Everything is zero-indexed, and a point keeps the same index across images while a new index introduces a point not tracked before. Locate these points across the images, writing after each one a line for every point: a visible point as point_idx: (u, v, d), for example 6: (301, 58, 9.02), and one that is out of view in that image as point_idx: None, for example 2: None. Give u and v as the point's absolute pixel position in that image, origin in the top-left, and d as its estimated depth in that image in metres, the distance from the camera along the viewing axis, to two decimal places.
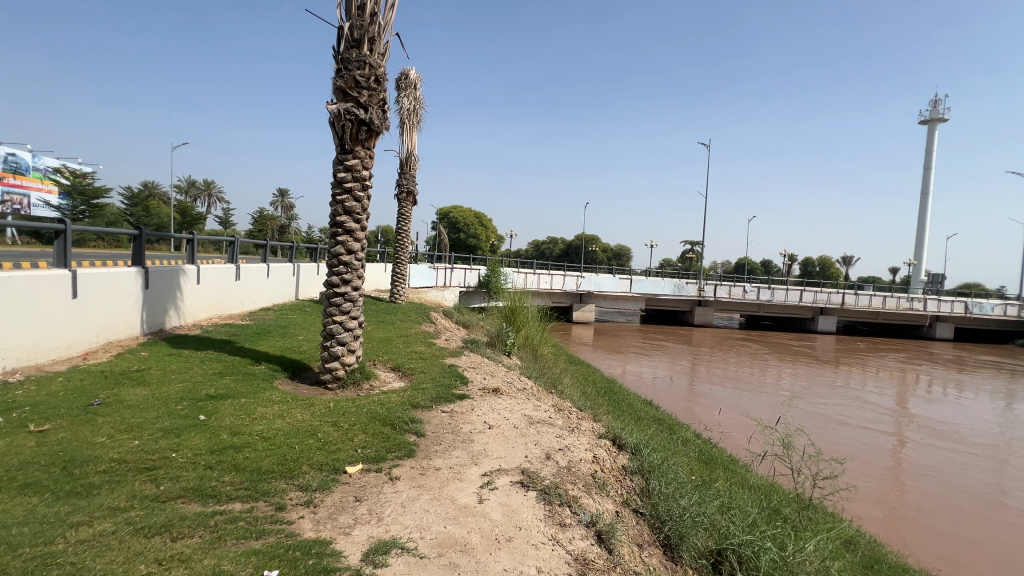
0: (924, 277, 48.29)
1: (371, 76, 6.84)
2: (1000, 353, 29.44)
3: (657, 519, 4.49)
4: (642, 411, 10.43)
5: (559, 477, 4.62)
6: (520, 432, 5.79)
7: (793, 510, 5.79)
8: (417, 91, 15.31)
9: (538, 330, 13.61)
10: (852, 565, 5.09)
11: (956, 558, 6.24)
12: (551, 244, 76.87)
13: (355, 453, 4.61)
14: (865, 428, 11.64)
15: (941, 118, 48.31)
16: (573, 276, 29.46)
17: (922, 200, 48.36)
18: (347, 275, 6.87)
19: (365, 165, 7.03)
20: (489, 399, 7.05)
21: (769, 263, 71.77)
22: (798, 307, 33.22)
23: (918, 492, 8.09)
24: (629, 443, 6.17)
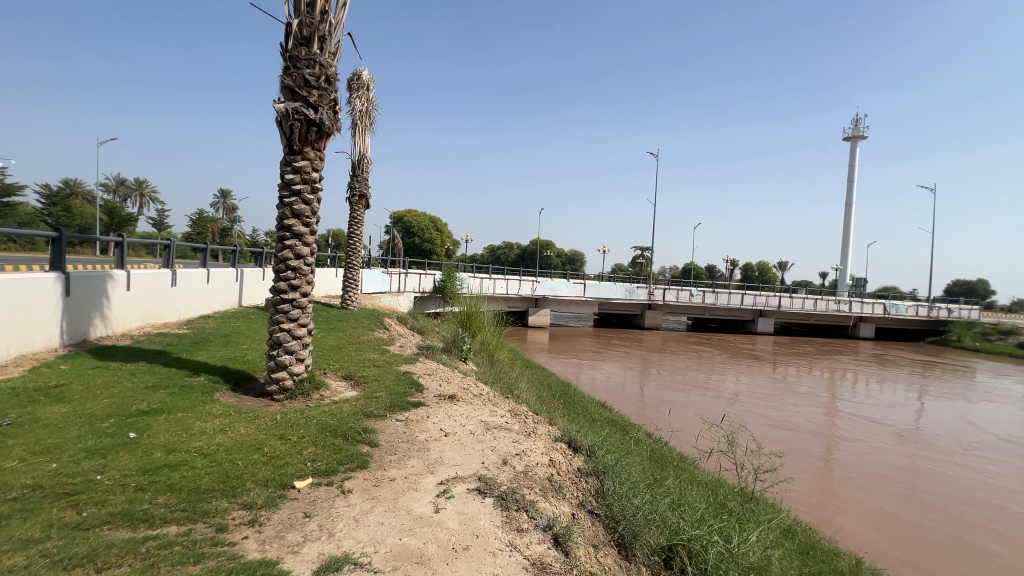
0: (849, 280, 52.36)
1: (321, 76, 6.63)
2: (913, 350, 32.34)
3: (611, 519, 4.58)
4: (596, 414, 10.65)
5: (516, 482, 4.63)
6: (477, 438, 5.76)
7: (737, 503, 6.09)
8: (369, 93, 15.02)
9: (494, 334, 13.59)
10: (790, 552, 5.40)
11: (880, 541, 6.75)
12: (507, 249, 77.31)
13: (305, 467, 4.41)
14: (803, 424, 12.38)
15: (863, 136, 52.55)
16: (529, 281, 29.71)
17: (846, 211, 52.46)
18: (295, 280, 6.60)
19: (315, 166, 6.80)
20: (445, 405, 6.96)
21: (714, 268, 75.56)
22: (740, 309, 35.10)
23: (847, 482, 8.71)
24: (585, 445, 6.28)
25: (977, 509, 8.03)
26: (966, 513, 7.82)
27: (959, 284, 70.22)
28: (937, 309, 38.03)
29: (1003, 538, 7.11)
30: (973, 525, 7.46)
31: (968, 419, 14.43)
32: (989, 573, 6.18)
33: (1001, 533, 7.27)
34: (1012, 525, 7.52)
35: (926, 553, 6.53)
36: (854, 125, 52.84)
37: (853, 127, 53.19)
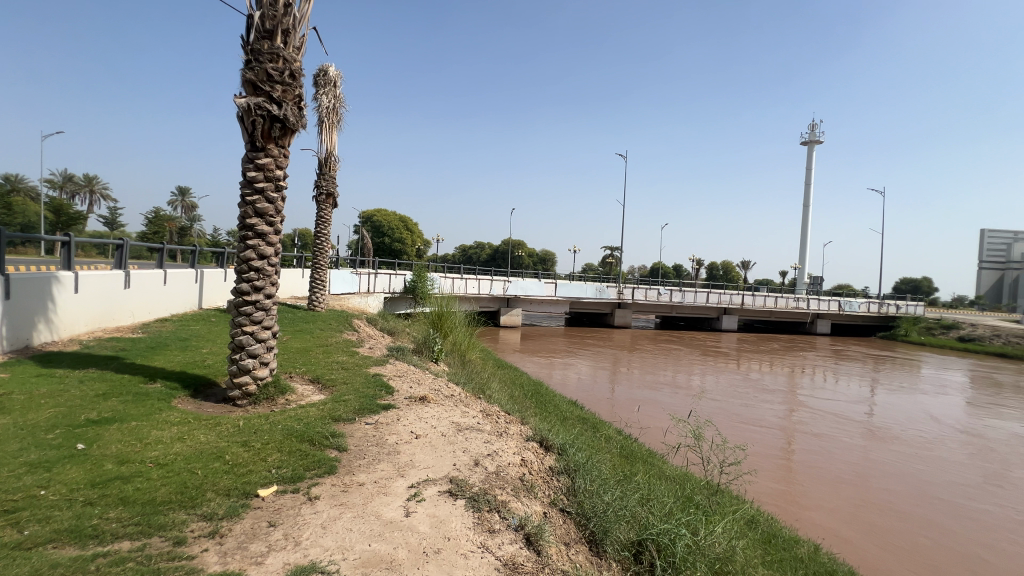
0: (807, 279, 54.66)
1: (285, 71, 6.44)
2: (865, 345, 34.07)
3: (582, 517, 4.62)
4: (567, 412, 10.76)
5: (488, 483, 4.61)
6: (448, 440, 5.71)
7: (704, 496, 6.26)
8: (336, 89, 14.68)
9: (466, 335, 13.51)
10: (754, 541, 5.59)
11: (835, 527, 7.11)
12: (478, 249, 77.08)
13: (269, 474, 4.27)
14: (765, 417, 12.84)
15: (819, 140, 54.93)
16: (500, 281, 29.69)
17: (804, 212, 54.74)
18: (259, 281, 6.38)
19: (279, 164, 6.59)
20: (416, 407, 6.88)
21: (681, 267, 77.59)
22: (705, 307, 36.14)
23: (806, 472, 9.11)
24: (556, 444, 6.33)
25: (923, 494, 8.53)
26: (914, 499, 8.28)
27: (906, 282, 74.47)
28: (887, 305, 40.17)
29: (947, 521, 7.57)
30: (920, 509, 7.91)
31: (915, 409, 15.32)
32: (932, 552, 6.62)
33: (946, 516, 7.73)
34: (955, 509, 8.02)
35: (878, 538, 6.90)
36: (810, 130, 55.18)
37: (809, 132, 55.52)
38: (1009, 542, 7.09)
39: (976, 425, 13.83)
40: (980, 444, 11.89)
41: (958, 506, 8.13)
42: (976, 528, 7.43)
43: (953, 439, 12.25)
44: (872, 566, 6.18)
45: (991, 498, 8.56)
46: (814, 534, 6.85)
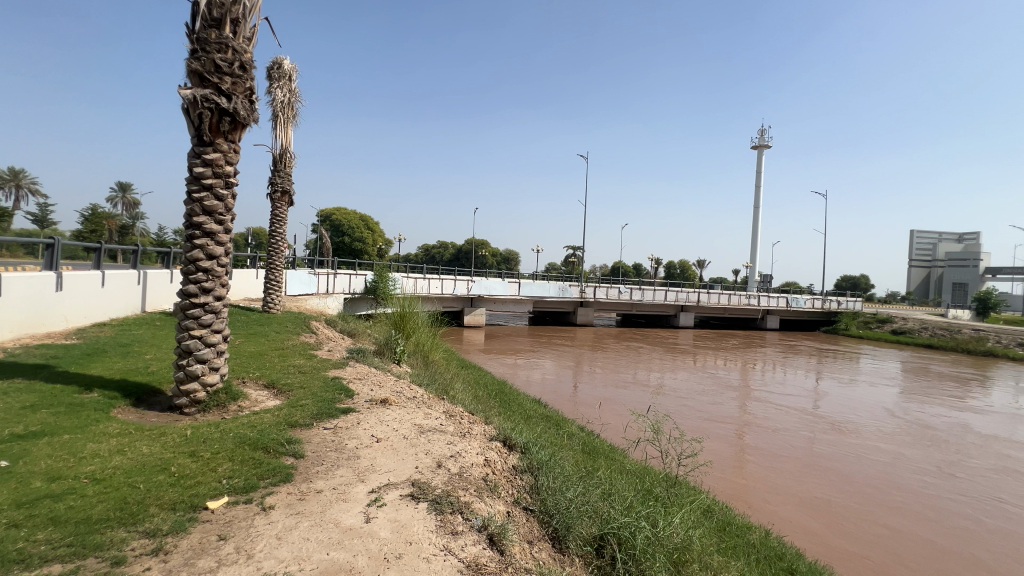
0: (758, 277, 57.34)
1: (235, 62, 6.14)
2: (810, 339, 36.08)
3: (545, 514, 4.67)
4: (531, 410, 10.84)
5: (450, 484, 4.58)
6: (410, 443, 5.62)
7: (663, 488, 6.45)
8: (292, 83, 14.17)
9: (429, 336, 13.33)
10: (709, 530, 5.80)
11: (785, 513, 7.47)
12: (442, 249, 76.42)
13: (220, 485, 4.07)
14: (720, 410, 13.37)
15: (767, 145, 57.68)
16: (464, 280, 29.53)
17: (755, 213, 57.37)
18: (207, 283, 6.06)
19: (228, 159, 6.30)
20: (377, 411, 6.73)
21: (640, 267, 79.64)
22: (664, 305, 37.26)
23: (757, 461, 9.55)
24: (519, 443, 6.35)
25: (863, 478, 9.10)
26: (854, 483, 8.82)
27: (846, 279, 79.47)
28: (829, 301, 42.70)
29: (886, 503, 8.07)
30: (863, 493, 8.40)
31: (854, 399, 16.38)
32: (872, 532, 7.06)
33: (885, 499, 8.24)
34: (892, 491, 8.58)
35: (826, 522, 7.27)
36: (758, 135, 57.86)
37: (759, 136, 58.15)
38: (940, 519, 7.65)
39: (908, 412, 14.94)
40: (912, 429, 12.84)
41: (894, 488, 8.72)
42: (911, 508, 7.97)
43: (887, 426, 13.18)
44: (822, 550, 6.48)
45: (923, 479, 9.23)
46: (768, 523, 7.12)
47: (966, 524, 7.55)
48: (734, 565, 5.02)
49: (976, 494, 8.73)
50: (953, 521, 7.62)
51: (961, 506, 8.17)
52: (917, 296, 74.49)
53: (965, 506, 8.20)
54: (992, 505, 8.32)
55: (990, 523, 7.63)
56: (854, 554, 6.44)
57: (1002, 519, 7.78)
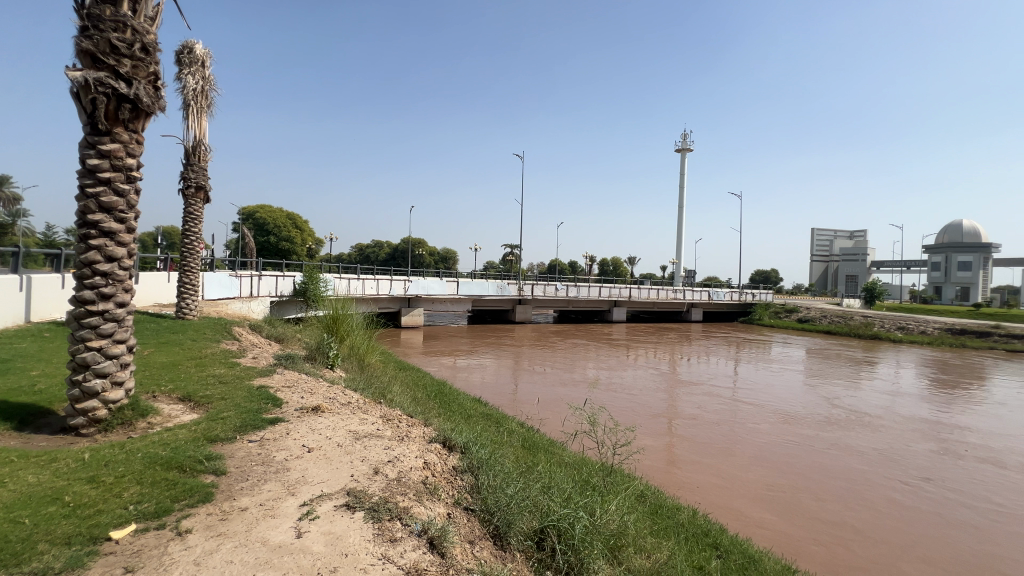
0: (683, 272, 60.99)
1: (135, 43, 5.56)
2: (730, 329, 38.98)
3: (486, 512, 4.67)
4: (471, 409, 10.81)
5: (388, 490, 4.45)
6: (344, 451, 5.39)
7: (599, 478, 6.68)
8: (206, 70, 13.08)
9: (365, 338, 12.86)
10: (642, 514, 6.08)
11: (711, 496, 7.91)
12: (377, 249, 74.13)
13: (126, 511, 3.67)
14: (651, 400, 14.09)
15: (690, 148, 61.16)
16: (400, 280, 28.80)
17: (680, 213, 60.80)
18: (107, 288, 5.44)
19: (130, 151, 5.69)
20: (308, 419, 6.39)
21: (576, 264, 82.07)
22: (598, 301, 38.62)
23: (685, 447, 10.12)
24: (459, 443, 6.30)
25: (779, 457, 9.90)
26: (772, 462, 9.56)
27: (759, 273, 86.82)
28: (745, 294, 46.35)
29: (802, 479, 8.81)
30: (780, 471, 9.12)
31: (768, 383, 17.91)
32: (789, 508, 7.64)
33: (800, 475, 9.00)
34: (804, 467, 9.40)
35: (766, 507, 7.63)
36: (680, 138, 61.29)
37: (681, 141, 61.48)
38: (865, 497, 8.23)
39: (812, 392, 16.61)
40: (817, 409, 14.21)
41: (815, 466, 9.48)
42: (834, 486, 8.62)
43: (796, 406, 14.52)
44: (769, 537, 6.73)
45: (836, 456, 10.15)
46: (716, 513, 7.32)
47: (885, 498, 8.22)
48: (666, 545, 5.31)
49: (875, 464, 9.78)
50: (875, 497, 8.25)
51: (880, 482, 8.90)
52: (818, 287, 83.03)
53: (872, 477, 9.09)
54: (893, 475, 9.29)
55: (889, 491, 8.55)
56: (781, 531, 6.92)
57: (909, 490, 8.61)
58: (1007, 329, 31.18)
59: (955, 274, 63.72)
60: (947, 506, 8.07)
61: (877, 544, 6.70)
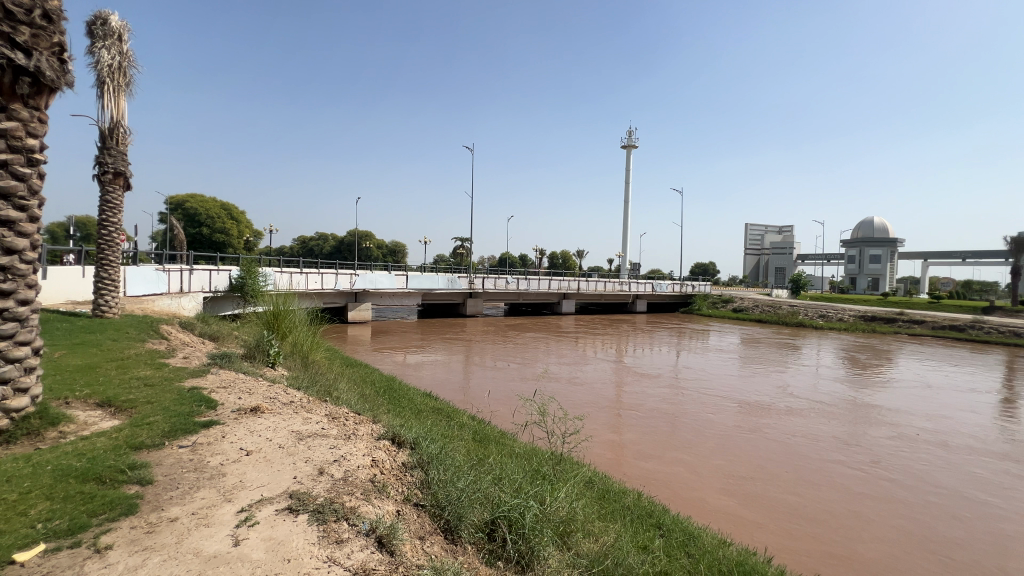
0: (629, 265, 63.11)
1: (35, 8, 4.96)
2: (672, 320, 40.82)
3: (436, 507, 4.64)
4: (421, 405, 10.65)
5: (335, 491, 4.31)
6: (287, 452, 5.15)
7: (550, 467, 6.80)
8: (123, 45, 11.94)
9: (309, 334, 12.31)
10: (590, 499, 6.25)
11: (657, 481, 8.20)
12: (321, 242, 71.25)
13: (34, 531, 3.32)
14: (599, 389, 14.51)
15: (635, 145, 63.02)
16: (346, 274, 27.82)
17: (626, 208, 62.55)
18: (5, 283, 4.85)
19: (31, 129, 5.10)
20: (247, 421, 6.05)
21: (526, 257, 82.92)
22: (548, 293, 39.18)
23: (631, 434, 10.51)
24: (409, 439, 6.19)
25: (717, 441, 10.47)
26: (711, 447, 10.09)
27: (698, 266, 91.47)
28: (686, 285, 48.71)
29: (738, 461, 9.34)
30: (720, 455, 9.63)
31: (707, 370, 18.94)
32: (728, 489, 8.06)
33: (737, 457, 9.55)
34: (740, 450, 9.98)
35: (711, 489, 8.04)
36: (626, 134, 62.80)
37: (627, 137, 63.08)
38: (799, 475, 8.82)
39: (745, 378, 17.75)
40: (749, 393, 15.18)
41: (752, 449, 10.10)
42: (767, 465, 9.23)
43: (731, 391, 15.48)
44: (712, 516, 7.10)
45: (767, 437, 10.90)
46: (661, 496, 7.67)
47: (812, 474, 8.87)
48: (613, 528, 5.50)
49: (803, 443, 10.59)
50: (807, 475, 8.85)
51: (806, 460, 9.63)
52: (750, 279, 88.66)
53: (803, 457, 9.80)
54: (821, 453, 10.06)
55: (814, 467, 9.26)
56: (721, 512, 7.28)
57: (835, 466, 9.33)
58: (910, 315, 34.74)
59: (867, 266, 70.16)
60: (862, 478, 8.87)
61: (810, 518, 7.19)
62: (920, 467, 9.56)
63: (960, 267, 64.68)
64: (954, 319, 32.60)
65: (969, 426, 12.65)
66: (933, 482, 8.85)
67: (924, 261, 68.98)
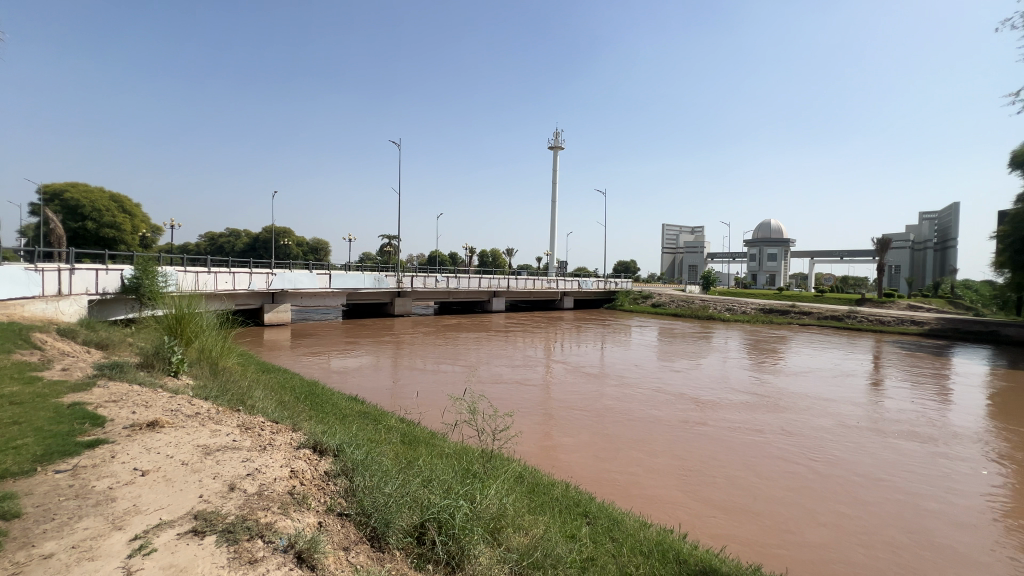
0: (557, 263, 64.83)
1: None
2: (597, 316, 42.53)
3: (362, 515, 4.46)
4: (345, 409, 10.20)
5: (248, 507, 3.99)
6: (191, 469, 4.68)
7: (480, 465, 6.80)
8: None
9: (218, 338, 11.28)
10: (521, 494, 6.35)
11: (585, 472, 8.50)
12: (232, 238, 65.77)
13: None
14: (529, 386, 14.77)
15: (561, 147, 64.65)
16: (262, 273, 25.89)
17: (553, 206, 63.95)
18: None
19: None
20: (142, 437, 5.43)
21: (455, 255, 82.31)
22: (478, 292, 39.16)
23: (558, 428, 10.83)
24: (332, 445, 5.90)
25: (639, 431, 11.07)
26: (634, 437, 10.60)
27: (621, 264, 96.19)
28: (609, 282, 51.04)
29: (659, 449, 9.91)
30: (640, 444, 10.15)
31: (629, 363, 19.99)
32: (649, 476, 8.50)
33: (657, 446, 10.12)
34: (658, 438, 10.63)
35: (633, 475, 8.53)
36: (553, 136, 64.13)
37: (554, 138, 64.50)
38: (709, 459, 9.55)
39: (663, 370, 18.94)
40: (666, 385, 16.21)
41: (670, 436, 10.81)
42: (682, 451, 9.88)
43: (651, 383, 16.44)
44: (633, 501, 7.50)
45: (682, 426, 11.68)
46: (588, 485, 8.00)
47: (721, 458, 9.63)
48: (542, 520, 5.64)
49: (713, 430, 11.49)
50: (716, 458, 9.60)
51: (716, 444, 10.45)
52: (667, 276, 94.80)
53: (714, 441, 10.67)
54: (727, 437, 10.97)
55: (722, 451, 10.06)
56: (643, 498, 7.65)
57: (739, 449, 10.21)
58: (800, 307, 39.01)
59: (765, 264, 77.81)
60: (762, 457, 9.80)
61: (719, 497, 7.85)
62: (806, 444, 10.77)
63: (839, 264, 73.85)
64: (835, 311, 37.09)
65: (849, 406, 14.47)
66: (818, 457, 10.00)
67: (811, 260, 77.72)
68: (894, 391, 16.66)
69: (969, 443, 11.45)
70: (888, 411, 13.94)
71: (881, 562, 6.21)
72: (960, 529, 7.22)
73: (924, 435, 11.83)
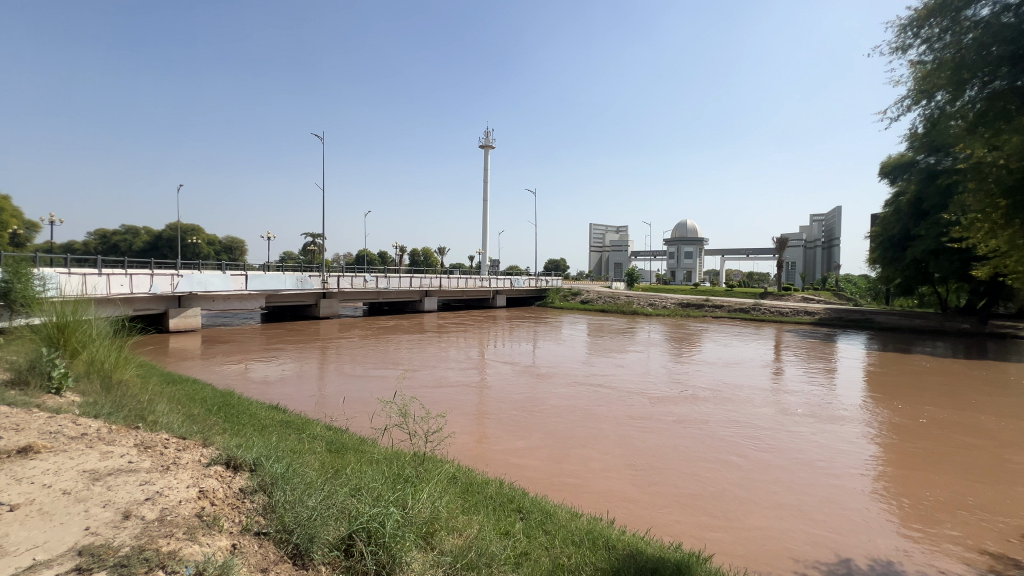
0: (489, 261, 65.03)
1: None
2: (529, 313, 43.19)
3: (283, 532, 4.17)
4: (265, 419, 9.52)
5: (146, 536, 3.58)
6: (77, 497, 4.12)
7: (412, 468, 6.63)
8: None
9: (112, 348, 10.04)
10: (455, 496, 6.28)
11: (519, 470, 8.56)
12: (127, 236, 58.88)
13: None
14: (462, 386, 14.66)
15: (492, 146, 64.71)
16: (165, 274, 23.43)
17: (485, 205, 64.05)
18: None
19: None
20: (11, 466, 4.68)
21: (385, 254, 79.72)
22: (409, 292, 38.23)
23: (492, 426, 10.84)
24: (248, 460, 5.46)
25: (570, 426, 11.37)
26: (565, 432, 10.89)
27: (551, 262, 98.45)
28: (541, 280, 52.06)
29: (588, 444, 10.24)
30: (572, 439, 10.43)
31: (560, 359, 20.49)
32: (580, 471, 8.75)
33: (586, 440, 10.47)
34: (589, 433, 10.98)
35: (565, 470, 8.73)
36: (484, 135, 64.08)
37: (485, 137, 64.49)
38: (635, 451, 10.01)
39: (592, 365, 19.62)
40: (595, 380, 16.80)
41: (599, 430, 11.21)
42: (610, 445, 10.28)
43: (580, 378, 16.96)
44: (564, 495, 7.68)
45: (610, 420, 12.15)
46: (522, 481, 8.09)
47: (645, 449, 10.14)
48: (476, 519, 5.61)
49: (638, 422, 12.08)
50: (641, 450, 10.11)
51: (641, 436, 11.01)
52: (595, 273, 98.47)
53: (640, 432, 11.26)
54: (650, 429, 11.59)
55: (647, 442, 10.60)
56: (574, 492, 7.85)
57: (661, 440, 10.82)
58: (713, 302, 42.25)
59: (683, 262, 83.26)
60: (681, 447, 10.45)
61: (644, 487, 8.29)
62: (719, 432, 11.64)
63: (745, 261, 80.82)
64: (743, 304, 40.58)
65: (755, 392, 15.94)
66: (728, 443, 10.86)
67: (723, 257, 84.30)
68: (792, 376, 18.53)
69: (851, 420, 13.07)
70: (787, 396, 15.48)
71: (782, 538, 6.84)
72: (845, 501, 8.19)
73: (817, 416, 13.32)
